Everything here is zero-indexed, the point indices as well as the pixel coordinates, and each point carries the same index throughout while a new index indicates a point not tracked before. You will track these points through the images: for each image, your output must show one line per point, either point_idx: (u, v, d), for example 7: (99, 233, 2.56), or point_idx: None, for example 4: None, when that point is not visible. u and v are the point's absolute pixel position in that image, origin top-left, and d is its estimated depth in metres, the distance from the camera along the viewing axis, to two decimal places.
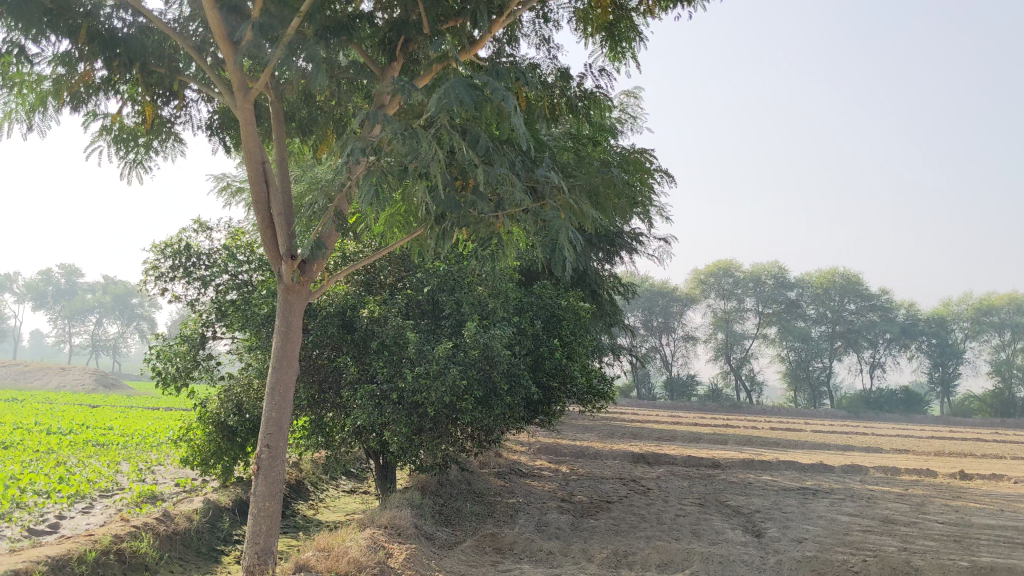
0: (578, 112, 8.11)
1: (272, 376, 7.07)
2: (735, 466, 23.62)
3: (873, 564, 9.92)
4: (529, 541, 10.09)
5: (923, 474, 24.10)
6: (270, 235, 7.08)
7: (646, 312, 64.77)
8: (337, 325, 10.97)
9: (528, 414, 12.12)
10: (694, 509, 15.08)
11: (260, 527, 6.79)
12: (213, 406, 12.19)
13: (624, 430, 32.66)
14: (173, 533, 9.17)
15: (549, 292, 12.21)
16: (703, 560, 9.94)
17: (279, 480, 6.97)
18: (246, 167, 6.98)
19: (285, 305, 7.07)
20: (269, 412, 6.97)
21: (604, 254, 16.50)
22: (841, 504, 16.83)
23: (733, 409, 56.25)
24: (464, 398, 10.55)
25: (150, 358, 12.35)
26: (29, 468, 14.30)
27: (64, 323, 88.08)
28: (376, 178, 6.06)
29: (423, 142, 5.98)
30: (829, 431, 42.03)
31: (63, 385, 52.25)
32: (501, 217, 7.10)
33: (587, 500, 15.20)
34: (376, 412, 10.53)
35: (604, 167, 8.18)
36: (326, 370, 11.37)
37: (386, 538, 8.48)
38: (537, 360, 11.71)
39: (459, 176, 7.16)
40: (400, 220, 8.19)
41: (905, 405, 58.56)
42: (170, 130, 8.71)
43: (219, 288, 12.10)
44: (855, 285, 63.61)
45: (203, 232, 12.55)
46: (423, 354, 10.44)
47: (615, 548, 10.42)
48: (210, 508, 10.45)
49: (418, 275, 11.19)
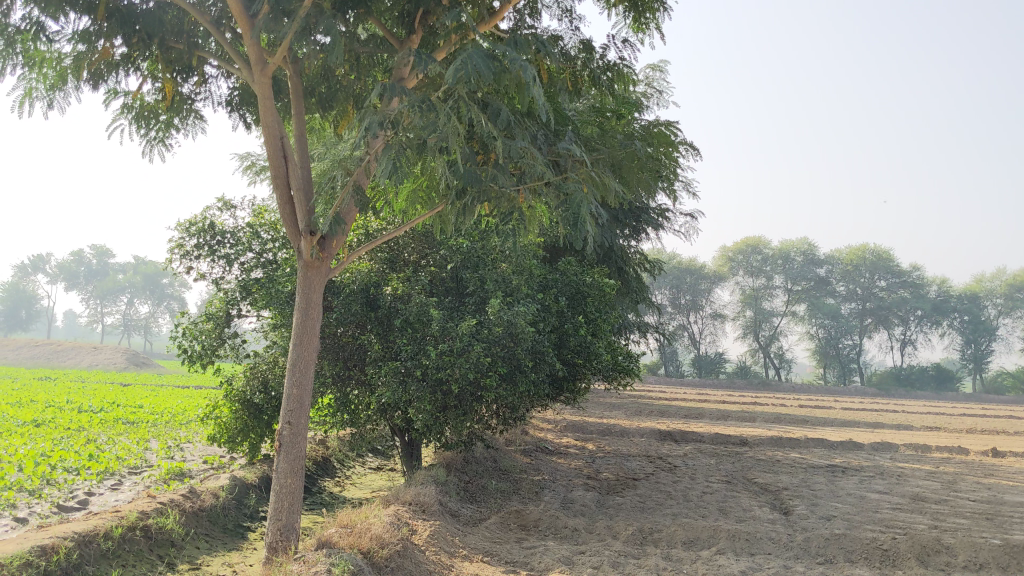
0: (601, 84, 7.97)
1: (293, 353, 7.04)
2: (763, 443, 23.49)
3: (903, 541, 9.79)
4: (554, 518, 10.05)
5: (954, 451, 23.86)
6: (290, 210, 7.03)
7: (674, 290, 64.49)
8: (361, 303, 10.94)
9: (553, 391, 12.05)
10: (722, 486, 14.99)
11: (282, 503, 6.79)
12: (239, 384, 12.24)
13: (652, 408, 32.57)
14: (199, 509, 9.22)
15: (574, 268, 12.10)
16: (730, 537, 9.86)
17: (301, 457, 6.96)
18: (265, 142, 6.93)
19: (305, 282, 7.03)
20: (290, 389, 6.95)
21: (629, 231, 16.39)
22: (870, 481, 16.68)
23: (761, 386, 55.97)
24: (488, 375, 10.50)
25: (177, 336, 12.41)
26: (60, 446, 14.46)
27: (96, 303, 89.21)
28: (394, 152, 5.98)
29: (441, 116, 5.89)
30: (859, 409, 41.74)
31: (95, 364, 52.96)
32: (523, 190, 7.05)
33: (614, 478, 15.15)
34: (401, 389, 10.51)
35: (628, 139, 8.04)
36: (351, 348, 11.36)
37: (410, 515, 8.47)
38: (562, 337, 11.63)
39: (480, 151, 7.08)
40: (422, 195, 8.10)
41: (936, 381, 57.95)
42: (191, 108, 8.69)
43: (243, 266, 12.12)
44: (885, 261, 62.93)
45: (227, 211, 12.58)
46: (447, 331, 10.41)
47: (640, 525, 10.37)
48: (237, 485, 10.50)
49: (441, 252, 11.14)
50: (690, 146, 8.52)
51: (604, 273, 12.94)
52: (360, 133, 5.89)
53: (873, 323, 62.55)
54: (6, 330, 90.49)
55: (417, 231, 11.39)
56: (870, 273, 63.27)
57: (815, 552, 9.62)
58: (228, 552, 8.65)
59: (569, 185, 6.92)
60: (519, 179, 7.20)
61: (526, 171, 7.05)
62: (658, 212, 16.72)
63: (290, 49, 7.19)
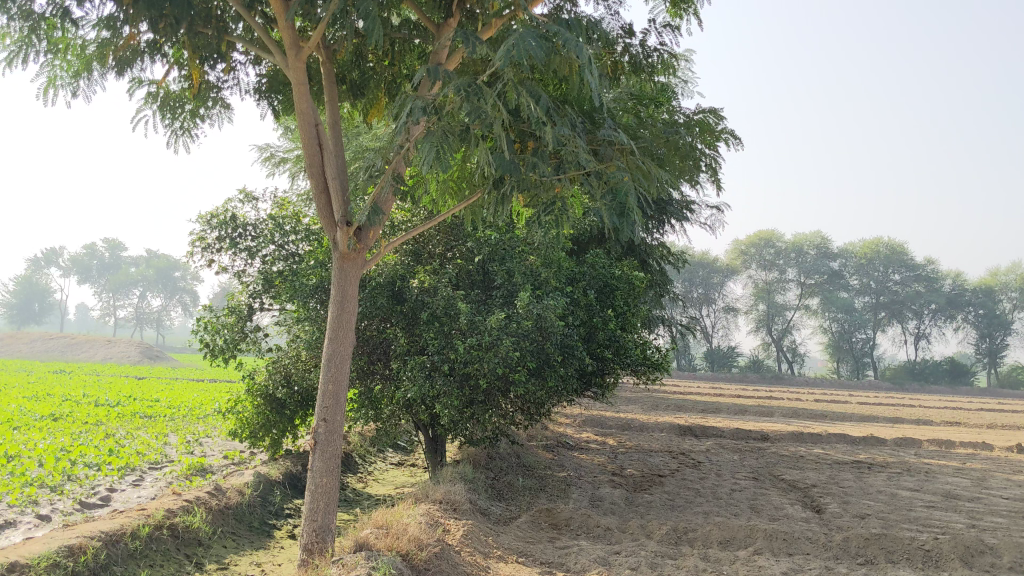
0: (642, 70, 7.75)
1: (328, 348, 6.81)
2: (785, 439, 23.20)
3: (946, 542, 9.50)
4: (586, 517, 9.82)
5: (978, 447, 23.53)
6: (325, 200, 6.78)
7: (687, 283, 64.19)
8: (387, 296, 10.74)
9: (582, 386, 11.83)
10: (750, 482, 14.77)
11: (317, 504, 6.56)
12: (262, 378, 12.04)
13: (669, 403, 32.31)
14: (225, 507, 9.03)
15: (602, 261, 11.86)
16: (767, 537, 9.60)
17: (336, 456, 6.72)
18: (300, 130, 6.68)
19: (340, 274, 6.77)
20: (326, 386, 6.71)
21: (654, 223, 16.12)
22: (899, 478, 16.40)
23: (775, 380, 55.73)
24: (518, 369, 10.27)
25: (198, 330, 12.20)
26: (79, 440, 14.32)
27: (109, 297, 89.51)
28: (437, 139, 5.70)
29: (487, 101, 5.61)
30: (876, 403, 41.41)
31: (108, 356, 52.98)
32: (563, 180, 6.83)
33: (639, 475, 14.91)
34: (428, 383, 10.29)
35: (670, 127, 7.79)
36: (376, 342, 11.15)
37: (442, 514, 8.24)
38: (591, 331, 11.41)
39: (520, 139, 6.85)
40: (453, 185, 7.77)
41: (951, 376, 57.47)
42: (217, 97, 8.46)
43: (265, 258, 11.92)
44: (900, 255, 62.43)
45: (249, 203, 12.38)
46: (475, 326, 10.18)
47: (674, 524, 10.12)
48: (262, 482, 10.31)
49: (468, 244, 10.92)
50: (733, 137, 8.21)
51: (632, 267, 12.70)
52: (402, 118, 5.61)
53: (888, 317, 62.06)
54: (20, 324, 90.79)
55: (445, 224, 11.14)
56: (884, 266, 62.85)
57: (855, 552, 9.36)
58: (256, 552, 8.44)
59: (615, 175, 6.66)
60: (559, 168, 6.96)
61: (567, 160, 6.80)
62: (683, 205, 16.48)
63: (323, 34, 6.94)
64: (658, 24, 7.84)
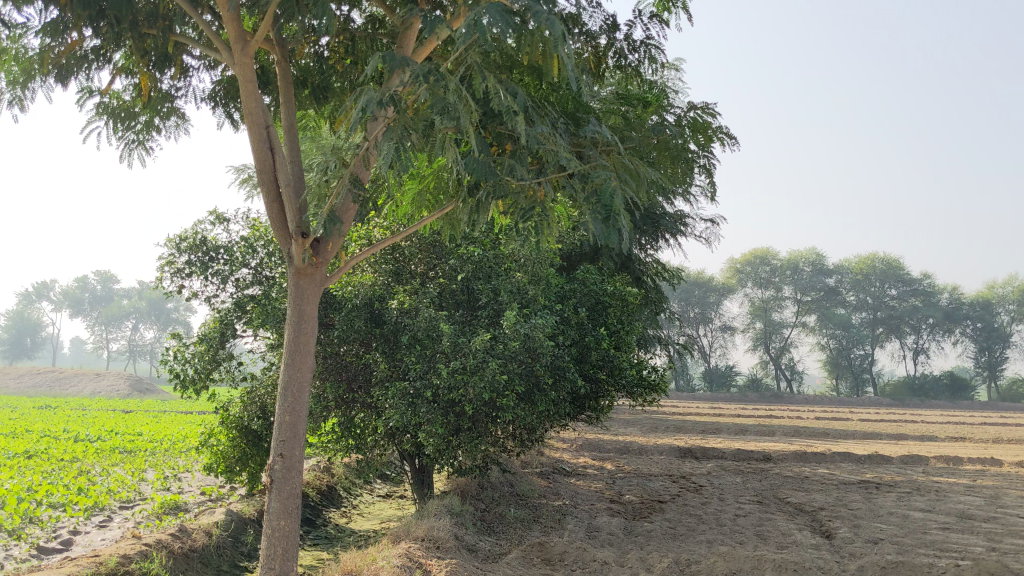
0: (627, 67, 7.27)
1: (284, 375, 6.24)
2: (788, 459, 22.49)
3: (968, 570, 8.84)
4: (581, 551, 9.16)
5: (987, 463, 22.85)
6: (278, 210, 6.24)
7: (684, 304, 63.64)
8: (365, 318, 10.12)
9: (574, 410, 11.27)
10: (754, 507, 14.07)
11: (275, 550, 6.00)
12: (236, 409, 11.38)
13: (668, 424, 31.52)
14: (190, 550, 8.35)
15: (594, 277, 11.23)
16: (777, 568, 8.94)
17: (295, 495, 6.16)
18: (249, 132, 6.15)
19: (297, 291, 6.23)
20: (283, 417, 6.14)
21: (647, 238, 15.53)
22: (910, 498, 15.68)
23: (774, 398, 54.99)
24: (506, 394, 9.63)
25: (167, 359, 11.50)
26: (50, 479, 13.57)
27: (101, 330, 88.63)
28: (397, 136, 5.11)
29: (451, 91, 5.05)
30: (879, 420, 40.62)
31: (98, 391, 51.97)
32: (544, 184, 6.25)
33: (638, 501, 14.16)
34: (410, 411, 9.64)
35: (659, 126, 7.24)
36: (355, 368, 10.55)
37: (423, 554, 7.56)
38: (583, 351, 10.79)
39: (494, 141, 6.30)
40: (431, 196, 7.31)
41: (952, 390, 56.81)
42: (172, 105, 7.88)
43: (239, 283, 11.24)
44: (896, 270, 62.27)
45: (220, 225, 11.78)
46: (459, 347, 9.53)
47: (676, 556, 9.46)
48: (234, 521, 9.62)
49: (450, 262, 10.23)
50: (729, 136, 7.52)
51: (625, 283, 12.08)
52: (358, 113, 5.00)
53: (886, 333, 61.32)
54: (12, 358, 89.84)
55: (425, 240, 10.44)
56: (881, 282, 62.38)
57: None
58: None
59: (597, 175, 6.07)
60: (540, 171, 6.39)
61: (547, 161, 6.24)
62: (676, 218, 15.91)
63: (276, 29, 6.38)
64: (644, 17, 7.30)
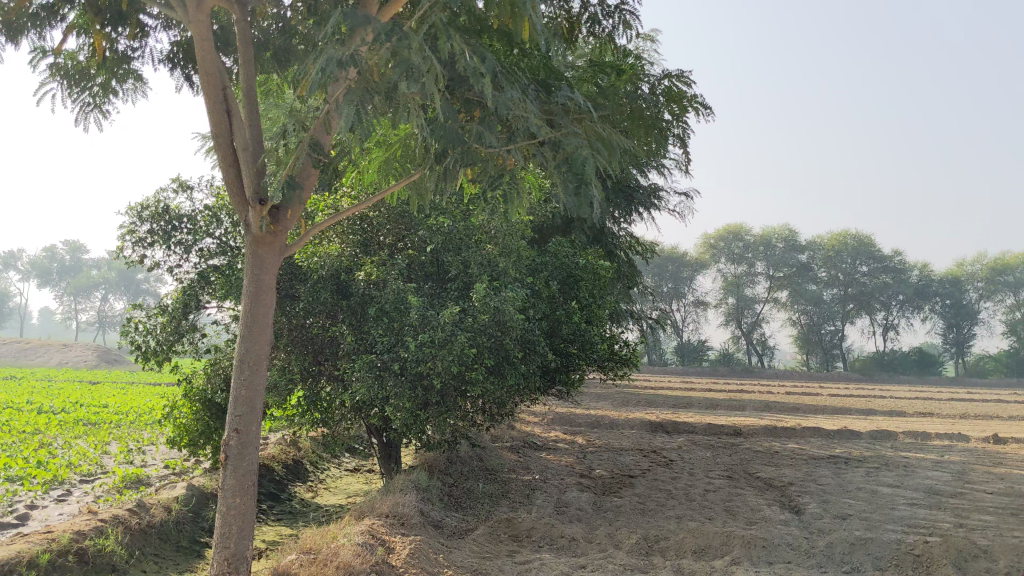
0: (600, 34, 7.07)
1: (241, 347, 6.05)
2: (758, 433, 22.55)
3: (936, 546, 8.80)
4: (548, 527, 9.05)
5: (954, 438, 23.05)
6: (235, 175, 6.03)
7: (657, 279, 63.73)
8: (331, 290, 9.96)
9: (545, 383, 11.14)
10: (724, 482, 14.05)
11: (230, 528, 5.85)
12: (199, 382, 11.14)
13: (640, 398, 31.54)
14: (147, 526, 8.16)
15: (565, 250, 11.05)
16: (745, 544, 8.87)
17: (252, 472, 6.00)
18: (205, 94, 5.92)
19: (254, 260, 6.02)
20: (239, 392, 5.95)
21: (621, 211, 15.36)
22: (878, 473, 15.72)
23: (745, 373, 55.31)
24: (475, 367, 9.46)
25: (128, 330, 11.21)
26: (9, 452, 13.28)
27: (69, 300, 87.62)
28: (357, 100, 4.89)
29: (415, 52, 4.80)
30: (848, 395, 40.99)
31: (65, 362, 51.39)
32: (513, 152, 6.05)
33: (608, 476, 14.10)
34: (377, 385, 9.47)
35: (633, 93, 7.05)
36: (322, 340, 10.34)
37: (387, 530, 7.40)
38: (554, 325, 10.65)
39: (463, 107, 6.09)
40: (398, 163, 7.10)
41: (920, 366, 57.39)
42: (129, 67, 7.58)
43: (203, 254, 10.97)
44: (866, 247, 62.18)
45: (183, 193, 11.47)
46: (428, 320, 9.33)
47: (644, 532, 9.36)
48: (195, 496, 9.41)
49: (420, 233, 10.00)
50: (704, 105, 7.32)
51: (598, 256, 11.91)
52: (317, 74, 4.76)
53: (855, 309, 61.76)
54: None
55: (394, 210, 10.17)
56: (852, 258, 62.56)
57: (840, 560, 8.63)
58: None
59: (568, 142, 5.89)
60: (509, 139, 6.18)
61: (517, 128, 6.04)
62: (650, 192, 15.75)
63: None
64: None
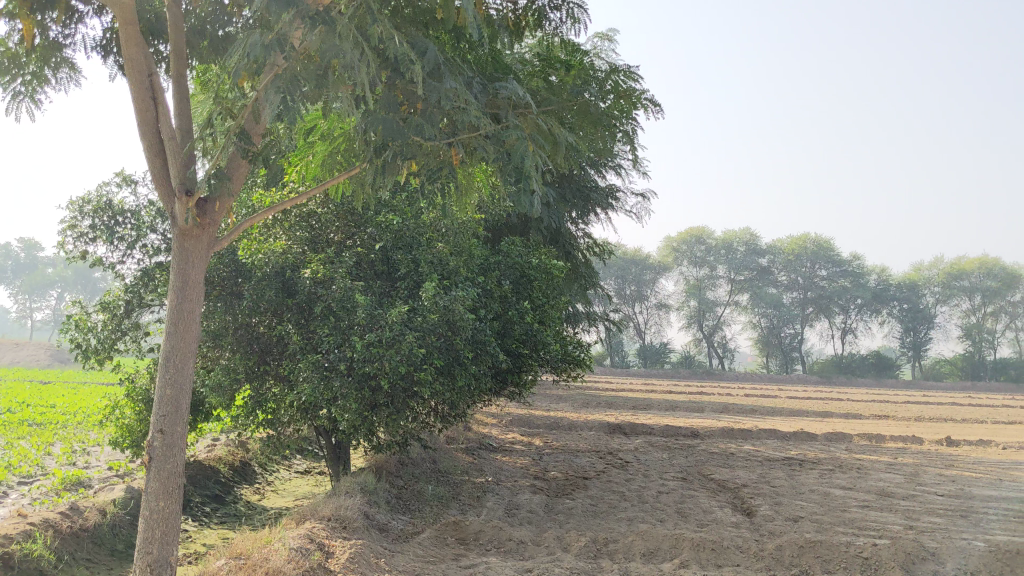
0: (548, 27, 6.94)
1: (166, 344, 5.88)
2: (715, 435, 22.58)
3: (884, 548, 8.78)
4: (496, 530, 8.91)
5: (908, 441, 23.26)
6: (161, 166, 5.87)
7: (619, 281, 63.84)
8: (277, 288, 9.72)
9: (496, 384, 11.00)
10: (678, 484, 14.00)
11: (153, 533, 5.66)
12: (142, 382, 10.85)
13: (600, 400, 31.45)
14: (80, 530, 7.90)
15: (518, 249, 10.92)
16: (694, 547, 8.79)
17: (177, 474, 5.82)
18: (130, 81, 5.77)
19: (180, 254, 5.86)
20: (164, 390, 5.79)
21: (577, 212, 15.26)
22: (831, 475, 15.78)
23: (707, 375, 55.51)
24: (423, 368, 9.29)
25: (68, 328, 10.88)
26: None
27: (23, 298, 85.93)
28: (285, 87, 4.72)
29: (345, 37, 4.65)
30: (807, 397, 41.33)
31: (16, 361, 50.28)
32: (455, 146, 5.92)
33: (562, 478, 13.99)
34: (322, 385, 9.25)
35: (582, 89, 6.93)
36: (268, 339, 10.12)
37: (327, 534, 7.21)
38: (506, 325, 10.50)
39: (405, 100, 5.95)
40: (340, 159, 6.92)
41: (876, 369, 58.02)
42: (62, 56, 7.34)
43: (146, 250, 10.68)
44: (826, 251, 62.65)
45: (127, 187, 11.17)
46: (375, 319, 9.15)
47: (593, 535, 9.26)
48: (133, 498, 9.15)
49: (369, 230, 9.79)
50: (652, 102, 7.24)
51: (552, 255, 11.78)
52: (243, 60, 4.59)
53: (815, 313, 62.34)
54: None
55: (342, 207, 9.94)
56: (811, 262, 63.00)
57: (789, 562, 8.58)
58: None
59: (510, 135, 5.76)
60: (451, 133, 6.05)
61: (459, 121, 5.90)
62: (607, 192, 15.66)
63: None
64: None
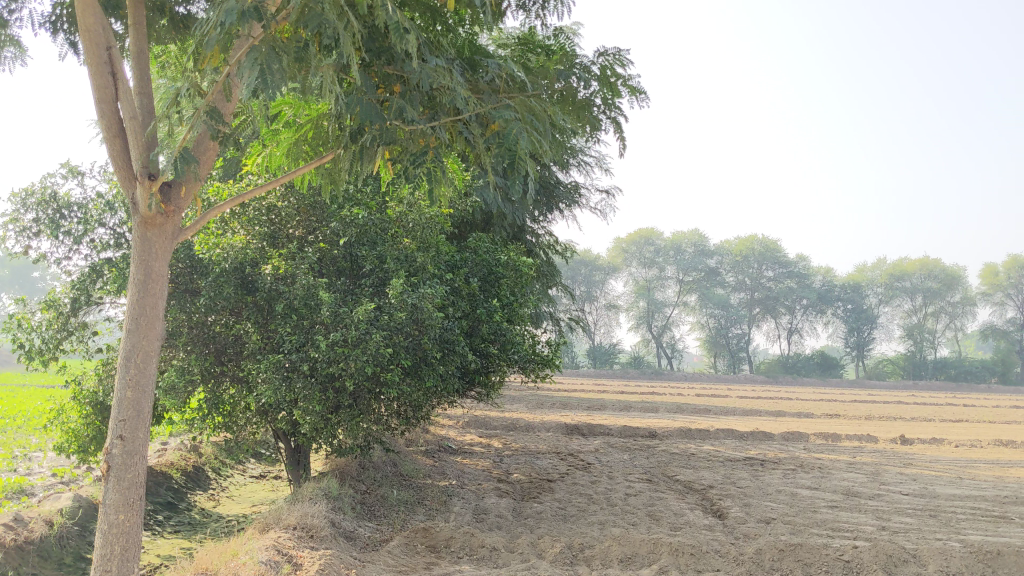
0: (531, 9, 6.58)
1: (127, 343, 5.46)
2: (673, 435, 22.41)
3: (865, 551, 8.58)
4: (468, 536, 8.55)
5: (863, 439, 23.33)
6: (122, 149, 5.47)
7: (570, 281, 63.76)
8: (235, 285, 9.24)
9: (463, 386, 10.65)
10: (644, 485, 13.76)
11: (112, 549, 5.25)
12: (90, 384, 10.28)
13: (554, 401, 31.15)
14: (25, 543, 7.38)
15: (485, 245, 10.59)
16: (673, 552, 8.51)
17: (138, 485, 5.41)
18: (86, 53, 5.39)
19: (142, 243, 5.46)
20: (124, 393, 5.37)
21: (539, 208, 14.96)
22: (795, 475, 15.65)
23: (656, 375, 55.66)
24: (390, 368, 8.89)
25: (9, 328, 10.25)
26: None
27: None
28: (262, 58, 4.34)
29: (330, 5, 4.29)
30: (756, 397, 41.55)
31: None
32: (438, 130, 5.59)
33: (526, 480, 13.68)
34: (284, 386, 8.81)
35: (566, 73, 6.59)
36: (224, 339, 9.64)
37: (294, 544, 6.81)
38: (473, 324, 10.14)
39: (382, 82, 5.57)
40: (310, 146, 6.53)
41: (821, 368, 58.77)
42: (6, 34, 6.80)
43: (94, 245, 10.09)
44: (774, 251, 63.26)
45: (73, 179, 10.59)
46: (340, 318, 8.73)
47: (568, 540, 8.94)
48: (82, 507, 8.62)
49: (333, 225, 9.36)
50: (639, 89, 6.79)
51: (518, 253, 11.43)
52: (216, 28, 4.21)
53: (762, 313, 62.86)
54: None
55: (305, 200, 9.46)
56: (758, 263, 63.39)
57: (770, 566, 8.32)
58: None
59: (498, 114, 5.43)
60: (430, 118, 5.71)
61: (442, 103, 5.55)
62: (570, 188, 15.35)
63: None
64: None
